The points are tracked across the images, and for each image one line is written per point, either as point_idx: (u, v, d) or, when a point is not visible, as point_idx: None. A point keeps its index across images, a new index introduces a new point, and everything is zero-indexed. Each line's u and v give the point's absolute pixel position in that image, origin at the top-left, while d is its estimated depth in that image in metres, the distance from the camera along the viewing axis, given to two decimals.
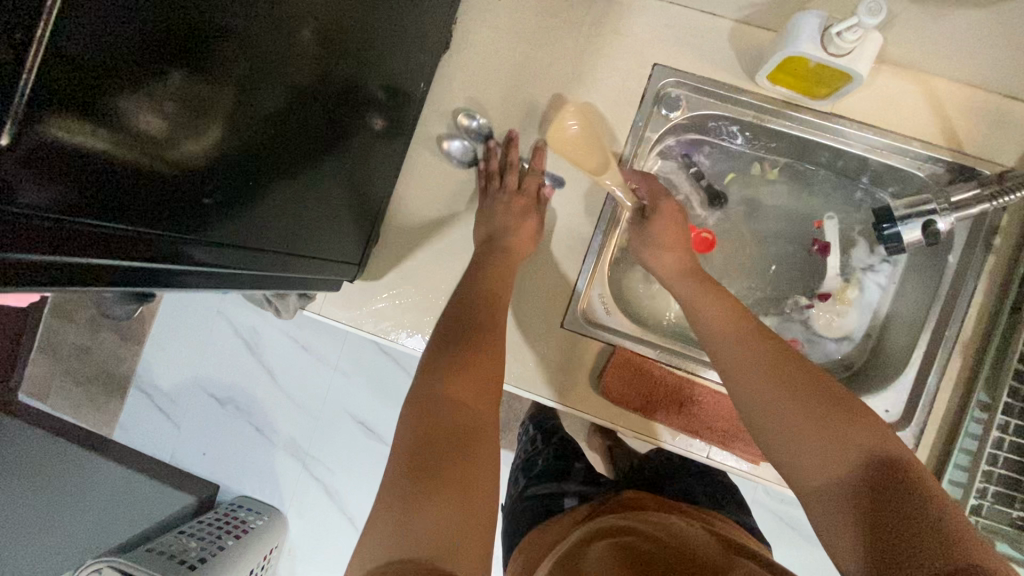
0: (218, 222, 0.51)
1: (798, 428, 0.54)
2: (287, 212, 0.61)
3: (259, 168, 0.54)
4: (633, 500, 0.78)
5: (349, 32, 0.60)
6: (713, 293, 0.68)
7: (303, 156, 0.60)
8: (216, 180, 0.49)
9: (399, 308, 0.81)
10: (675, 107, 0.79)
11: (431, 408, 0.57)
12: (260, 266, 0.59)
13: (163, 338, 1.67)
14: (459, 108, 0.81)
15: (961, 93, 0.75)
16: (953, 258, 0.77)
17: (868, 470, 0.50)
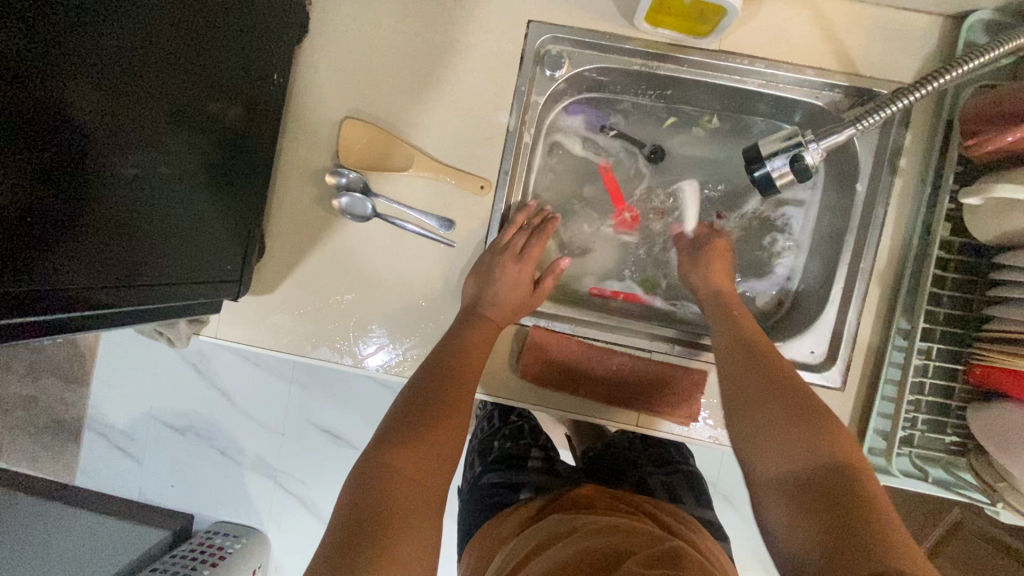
0: (53, 259, 0.47)
1: (785, 434, 0.55)
2: (151, 240, 0.57)
3: (96, 203, 0.50)
4: (585, 498, 0.76)
5: (189, 42, 0.54)
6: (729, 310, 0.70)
7: (157, 182, 0.56)
8: (38, 225, 0.45)
9: (301, 319, 0.76)
10: (558, 65, 0.74)
11: (379, 475, 0.56)
12: (122, 299, 0.55)
13: (107, 375, 1.60)
14: (332, 96, 0.75)
15: (851, 10, 0.71)
16: (862, 186, 0.74)
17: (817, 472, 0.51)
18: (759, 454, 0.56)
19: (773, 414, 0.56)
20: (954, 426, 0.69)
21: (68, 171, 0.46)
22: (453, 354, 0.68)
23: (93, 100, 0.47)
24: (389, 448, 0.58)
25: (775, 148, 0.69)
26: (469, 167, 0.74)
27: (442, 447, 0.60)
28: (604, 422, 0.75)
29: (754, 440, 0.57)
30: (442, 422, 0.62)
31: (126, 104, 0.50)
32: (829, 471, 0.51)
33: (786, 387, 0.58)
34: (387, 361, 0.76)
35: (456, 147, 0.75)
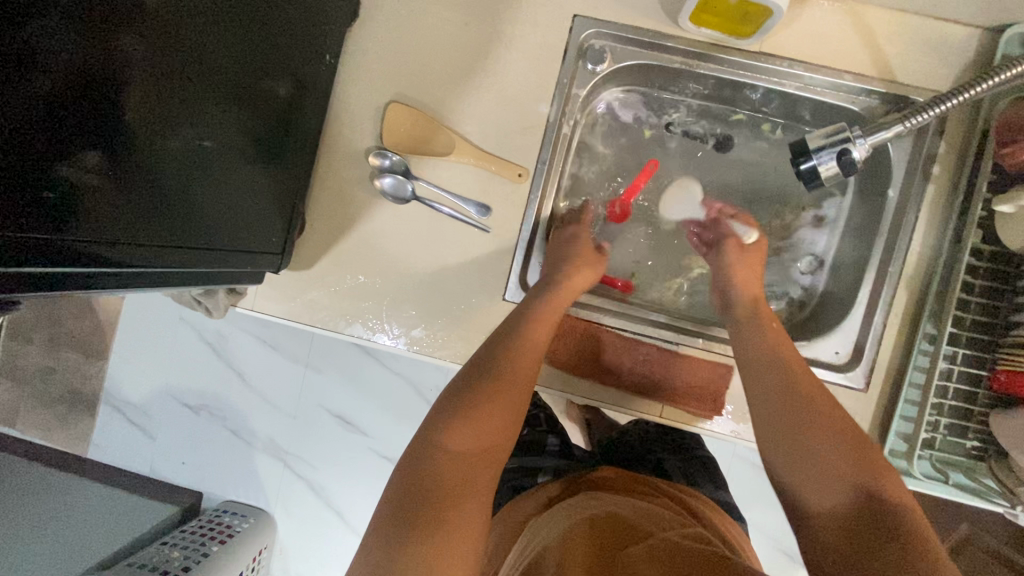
0: (120, 224, 0.50)
1: (834, 458, 0.56)
2: (204, 210, 0.59)
3: (147, 165, 0.51)
4: (606, 478, 0.76)
5: (243, 19, 0.57)
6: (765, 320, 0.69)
7: (206, 152, 0.57)
8: (102, 184, 0.47)
9: (336, 296, 0.78)
10: (601, 59, 0.76)
11: (440, 450, 0.56)
12: (178, 265, 0.58)
13: (127, 350, 1.62)
14: (378, 81, 0.77)
15: (892, 19, 0.72)
16: (894, 192, 0.75)
17: (866, 501, 0.53)
18: (799, 485, 0.57)
19: (822, 446, 0.57)
20: (975, 431, 0.69)
21: (123, 130, 0.48)
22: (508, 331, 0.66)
23: (153, 75, 0.49)
24: (444, 423, 0.58)
25: (822, 143, 0.70)
26: (509, 155, 0.76)
27: (498, 413, 0.60)
28: (629, 411, 0.75)
29: (799, 464, 0.57)
30: (498, 388, 0.61)
31: (180, 72, 0.51)
32: (878, 506, 0.53)
33: (835, 420, 0.58)
34: (418, 341, 0.78)
35: (497, 135, 0.76)
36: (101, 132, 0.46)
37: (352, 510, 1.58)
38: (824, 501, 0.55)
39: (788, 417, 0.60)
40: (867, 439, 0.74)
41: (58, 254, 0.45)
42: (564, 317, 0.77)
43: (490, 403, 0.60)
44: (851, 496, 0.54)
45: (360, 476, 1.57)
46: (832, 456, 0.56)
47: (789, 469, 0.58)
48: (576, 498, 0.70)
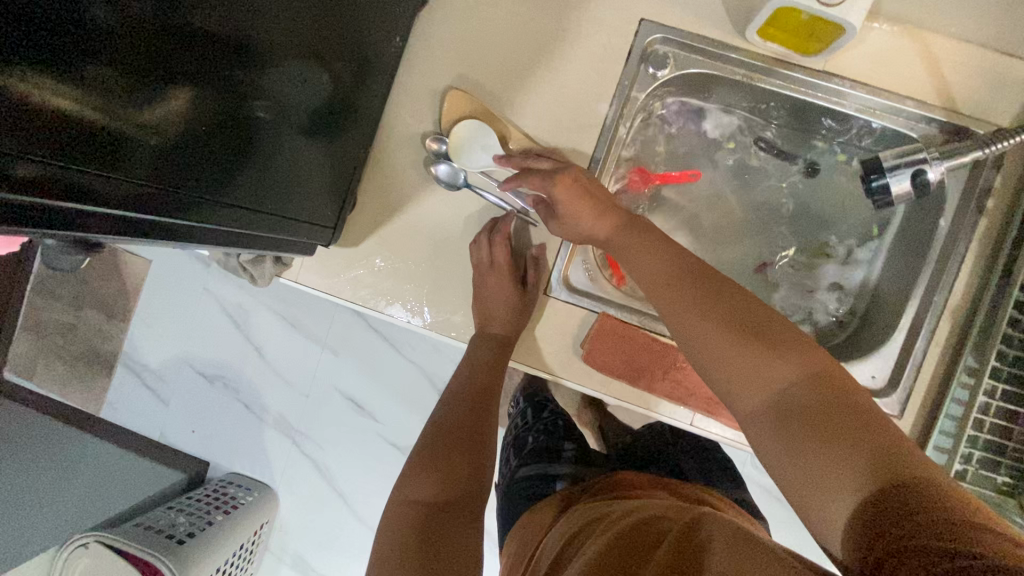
0: (198, 179, 0.51)
1: (775, 364, 0.49)
2: (269, 173, 0.61)
3: (221, 125, 0.52)
4: (618, 479, 0.78)
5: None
6: (648, 246, 0.64)
7: (270, 118, 0.58)
8: (188, 140, 0.49)
9: (378, 275, 0.79)
10: (663, 64, 0.76)
11: (410, 500, 0.71)
12: (240, 225, 0.60)
13: (150, 315, 1.64)
14: (440, 68, 0.78)
15: (959, 49, 0.72)
16: (945, 221, 0.74)
17: (808, 392, 0.47)
18: (748, 375, 0.50)
19: (757, 363, 0.50)
20: (1007, 466, 0.70)
21: (206, 89, 0.49)
22: (456, 382, 0.85)
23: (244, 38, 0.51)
24: (414, 478, 0.74)
25: (897, 163, 0.70)
26: (563, 152, 0.77)
27: (455, 456, 0.76)
28: (658, 415, 0.77)
29: (727, 366, 0.52)
30: (448, 438, 0.79)
31: (261, 39, 0.53)
32: (810, 395, 0.47)
33: (730, 329, 0.52)
34: (456, 327, 0.80)
35: (553, 132, 0.77)
36: (187, 89, 0.47)
37: (356, 493, 1.59)
38: (747, 403, 0.50)
39: (706, 345, 0.53)
40: None
41: (131, 199, 0.45)
42: (605, 317, 0.76)
43: (443, 448, 0.77)
44: (780, 393, 0.48)
45: (367, 460, 1.58)
46: (775, 354, 0.49)
47: (718, 374, 0.52)
48: (590, 510, 0.69)
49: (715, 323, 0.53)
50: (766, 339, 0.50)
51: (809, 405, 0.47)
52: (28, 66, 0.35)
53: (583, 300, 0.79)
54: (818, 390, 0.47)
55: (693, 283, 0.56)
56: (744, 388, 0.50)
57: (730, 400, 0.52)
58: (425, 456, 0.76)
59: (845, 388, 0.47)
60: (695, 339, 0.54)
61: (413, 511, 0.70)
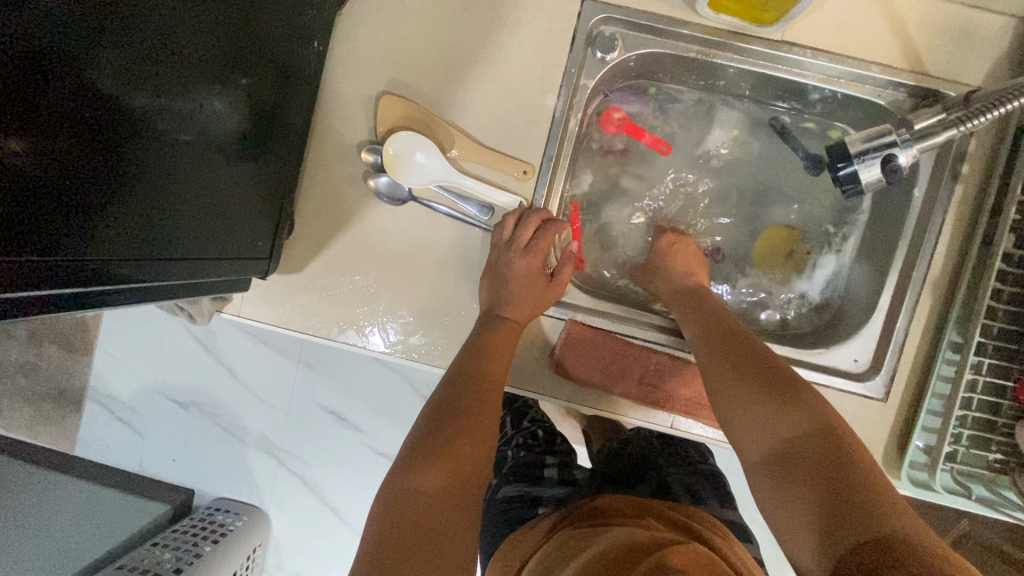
0: (104, 239, 0.46)
1: (784, 422, 0.54)
2: (193, 218, 0.55)
3: (124, 169, 0.46)
4: (607, 507, 0.72)
5: (226, 4, 0.52)
6: (701, 298, 0.70)
7: (188, 158, 0.53)
8: (81, 201, 0.43)
9: (328, 300, 0.73)
10: (611, 46, 0.71)
11: (412, 492, 0.55)
12: (163, 278, 0.54)
13: (112, 346, 1.56)
14: (372, 70, 0.71)
15: (924, 5, 0.67)
16: (919, 193, 0.71)
17: (811, 444, 0.52)
18: (756, 428, 0.56)
19: (754, 398, 0.57)
20: (999, 443, 0.66)
21: (99, 141, 0.43)
22: (462, 359, 0.65)
23: (128, 75, 0.44)
24: (418, 465, 0.57)
25: (864, 148, 0.64)
26: (513, 151, 0.72)
27: (471, 449, 0.59)
28: (634, 421, 0.72)
29: (744, 428, 0.57)
30: (470, 427, 0.61)
31: (157, 64, 0.47)
32: (818, 446, 0.52)
33: (759, 381, 0.58)
34: (416, 349, 0.73)
35: (500, 130, 0.71)
36: (72, 134, 0.41)
37: (347, 507, 1.55)
38: (752, 453, 0.56)
39: (731, 403, 0.58)
40: (885, 451, 0.71)
41: (20, 274, 0.39)
42: (571, 323, 0.72)
43: (462, 437, 0.60)
44: (783, 443, 0.54)
45: (354, 474, 1.54)
46: (772, 403, 0.56)
47: (732, 433, 0.58)
48: (567, 538, 0.65)
49: (746, 384, 0.58)
50: (793, 390, 0.56)
51: (792, 442, 0.53)
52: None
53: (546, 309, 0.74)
54: (820, 431, 0.53)
55: (727, 337, 0.63)
56: (742, 414, 0.57)
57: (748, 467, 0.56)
58: (441, 441, 0.59)
59: (829, 427, 0.53)
60: (724, 413, 0.59)
61: (411, 504, 0.54)
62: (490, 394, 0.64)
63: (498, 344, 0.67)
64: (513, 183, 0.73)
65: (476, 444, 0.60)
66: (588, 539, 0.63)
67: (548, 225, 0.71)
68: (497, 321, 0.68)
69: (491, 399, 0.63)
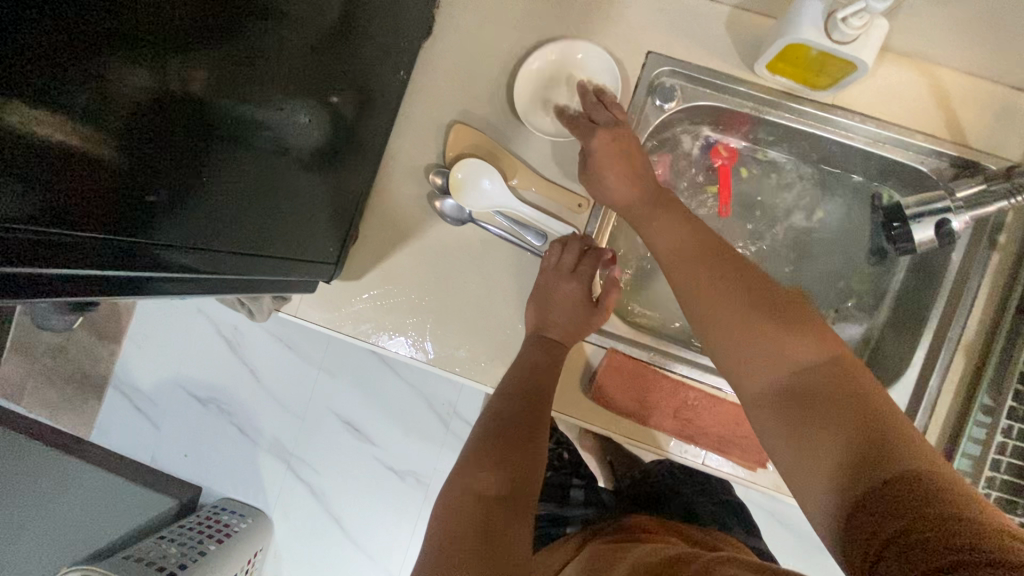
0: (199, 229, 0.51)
1: (800, 339, 0.51)
2: (273, 218, 0.60)
3: (213, 168, 0.50)
4: (639, 523, 0.73)
5: (320, 32, 0.57)
6: (670, 210, 0.66)
7: (277, 164, 0.58)
8: (187, 195, 0.48)
9: (380, 309, 0.77)
10: (670, 96, 0.76)
11: (474, 493, 0.58)
12: (242, 271, 0.59)
13: (143, 336, 1.61)
14: (445, 100, 0.77)
15: (968, 84, 0.72)
16: (956, 256, 0.73)
17: (826, 364, 0.49)
18: (780, 363, 0.50)
19: (783, 351, 0.51)
20: None
21: (211, 144, 0.49)
22: (512, 373, 0.69)
23: (243, 88, 0.50)
24: (477, 471, 0.60)
25: (918, 211, 0.69)
26: (569, 185, 0.76)
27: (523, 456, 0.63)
28: (666, 453, 0.74)
29: (733, 342, 0.54)
30: (522, 435, 0.64)
31: (264, 81, 0.52)
32: (849, 379, 0.48)
33: (741, 294, 0.55)
34: (460, 363, 0.76)
35: (559, 165, 0.76)
36: (189, 134, 0.46)
37: (353, 519, 1.54)
38: (759, 378, 0.52)
39: (722, 321, 0.55)
40: None
41: (111, 254, 0.43)
42: (613, 352, 0.74)
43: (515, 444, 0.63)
44: (786, 379, 0.50)
45: (363, 486, 1.54)
46: (732, 314, 0.54)
47: (722, 348, 0.55)
48: (595, 553, 0.66)
49: (735, 296, 0.55)
50: (790, 312, 0.53)
51: (795, 324, 0.52)
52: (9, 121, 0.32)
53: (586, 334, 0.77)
54: (842, 384, 0.47)
55: (734, 272, 0.57)
56: (757, 359, 0.52)
57: (729, 368, 0.54)
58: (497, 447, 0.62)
59: (860, 391, 0.47)
60: (710, 309, 0.56)
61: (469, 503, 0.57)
62: (539, 403, 0.67)
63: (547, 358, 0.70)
64: (566, 214, 0.77)
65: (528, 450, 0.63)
66: (617, 553, 0.63)
67: (589, 252, 0.75)
68: (546, 342, 0.71)
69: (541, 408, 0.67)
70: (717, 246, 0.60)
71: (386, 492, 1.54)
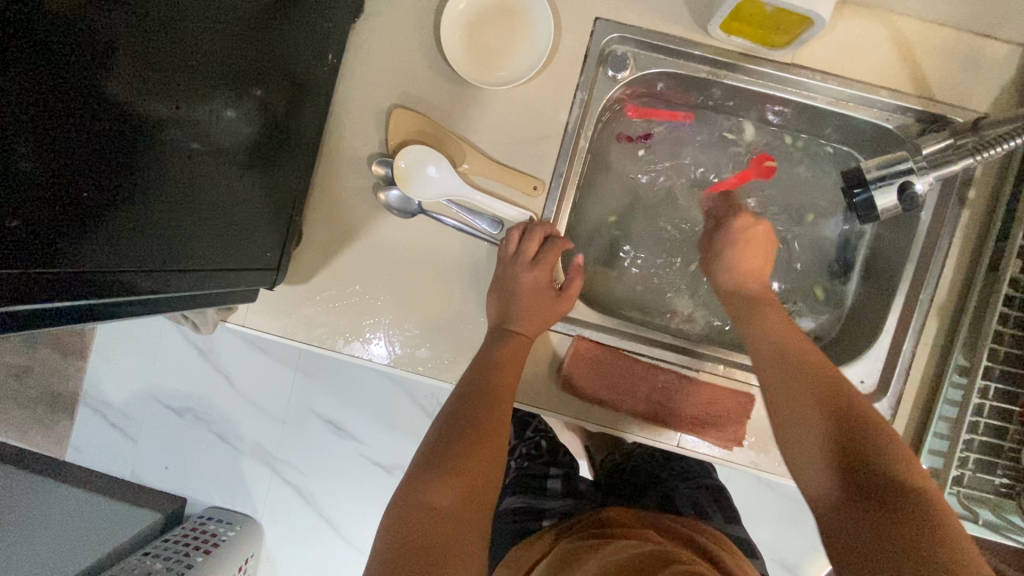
0: (116, 249, 0.46)
1: (864, 454, 0.52)
2: (203, 230, 0.55)
3: (121, 176, 0.44)
4: (613, 517, 0.71)
5: (234, 14, 0.51)
6: (773, 311, 0.66)
7: (204, 172, 0.53)
8: (94, 212, 0.43)
9: (333, 313, 0.73)
10: (622, 65, 0.72)
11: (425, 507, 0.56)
12: (173, 289, 0.53)
13: (109, 351, 1.55)
14: (385, 84, 0.72)
15: (933, 33, 0.68)
16: (925, 214, 0.71)
17: (882, 490, 0.50)
18: (829, 471, 0.53)
19: (806, 403, 0.57)
20: (1005, 467, 0.66)
21: (115, 154, 0.44)
22: (473, 375, 0.65)
23: (146, 89, 0.45)
24: (427, 479, 0.58)
25: (881, 174, 0.64)
26: (523, 167, 0.72)
27: (479, 464, 0.60)
28: (635, 436, 0.72)
29: (806, 449, 0.56)
30: (479, 438, 0.62)
31: (176, 81, 0.47)
32: (903, 495, 0.49)
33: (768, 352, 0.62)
34: (422, 362, 0.73)
35: (511, 145, 0.72)
36: (84, 144, 0.41)
37: (342, 518, 1.52)
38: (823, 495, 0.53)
39: (797, 429, 0.57)
40: None
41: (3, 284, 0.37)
42: (580, 339, 0.72)
43: (472, 447, 0.61)
44: (812, 433, 0.56)
45: (350, 485, 1.52)
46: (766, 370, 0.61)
47: (794, 444, 0.57)
48: (565, 552, 0.64)
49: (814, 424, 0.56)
50: (883, 443, 0.52)
51: (855, 415, 0.55)
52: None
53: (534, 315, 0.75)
54: (908, 504, 0.48)
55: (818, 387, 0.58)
56: (793, 423, 0.58)
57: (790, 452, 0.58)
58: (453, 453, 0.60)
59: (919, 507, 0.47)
60: (785, 416, 0.59)
61: (429, 513, 0.56)
62: (499, 406, 0.64)
63: (509, 354, 0.67)
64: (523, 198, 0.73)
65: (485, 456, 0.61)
66: (584, 553, 0.62)
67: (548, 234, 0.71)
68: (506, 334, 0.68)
69: (500, 412, 0.64)
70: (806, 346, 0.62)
71: (375, 489, 1.52)
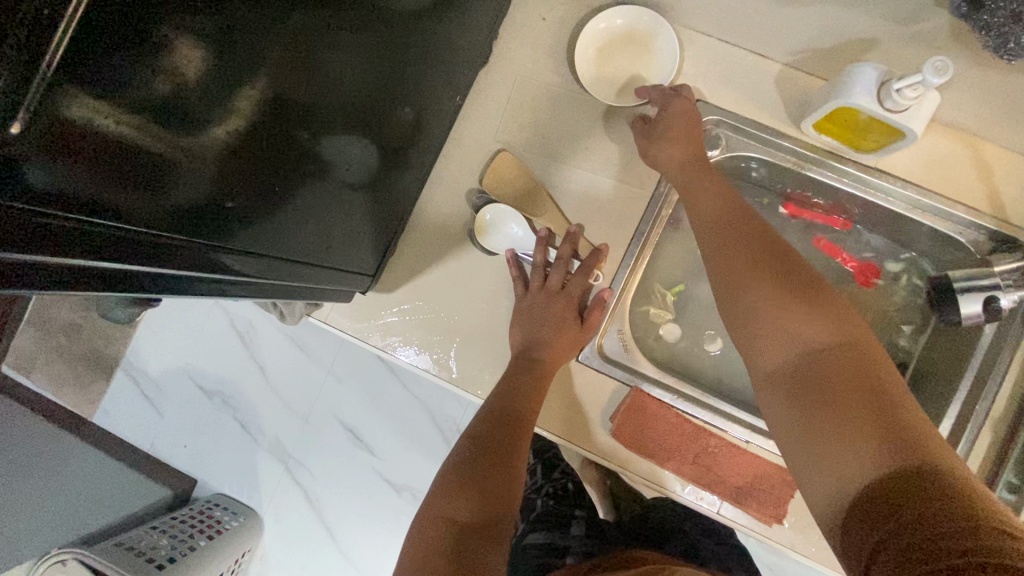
0: (258, 235, 0.49)
1: (814, 324, 0.52)
2: (317, 231, 0.58)
3: (284, 170, 0.48)
4: (641, 556, 0.73)
5: (397, 44, 0.56)
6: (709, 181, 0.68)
7: (334, 181, 0.57)
8: (257, 201, 0.47)
9: (410, 323, 0.78)
10: (715, 145, 0.78)
11: (454, 513, 0.58)
12: (283, 279, 0.57)
13: (157, 323, 1.55)
14: (496, 127, 0.79)
15: (1013, 162, 0.73)
16: (989, 328, 0.73)
17: (825, 356, 0.50)
18: (780, 340, 0.53)
19: (803, 332, 0.52)
20: None
21: (287, 153, 0.48)
22: (499, 396, 0.70)
23: (323, 102, 0.50)
24: (453, 492, 0.60)
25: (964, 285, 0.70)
26: (608, 221, 0.78)
27: (501, 476, 0.62)
28: (677, 497, 0.73)
29: (754, 323, 0.55)
30: (500, 450, 0.65)
31: (342, 98, 0.52)
32: (847, 359, 0.49)
33: (760, 270, 0.57)
34: (483, 385, 0.77)
35: (600, 199, 0.78)
36: (271, 141, 0.45)
37: (345, 532, 1.45)
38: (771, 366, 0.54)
39: (749, 305, 0.56)
40: None
41: (179, 248, 0.41)
42: (637, 393, 0.74)
43: (495, 458, 0.64)
44: (800, 358, 0.52)
45: (354, 500, 1.45)
46: (756, 288, 0.56)
47: (740, 318, 0.57)
48: None
49: (766, 289, 0.56)
50: (821, 302, 0.53)
51: (806, 283, 0.55)
52: (77, 94, 0.29)
53: (593, 361, 0.77)
54: (853, 367, 0.49)
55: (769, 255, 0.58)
56: (779, 354, 0.53)
57: (737, 328, 0.57)
58: (473, 462, 0.64)
59: (869, 378, 0.48)
60: (730, 291, 0.58)
61: (445, 531, 0.57)
62: (517, 421, 0.68)
63: (536, 379, 0.71)
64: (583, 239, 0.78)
65: (506, 466, 0.64)
66: None
67: (589, 263, 0.76)
68: (534, 363, 0.72)
69: (515, 427, 0.68)
70: (733, 215, 0.63)
71: (379, 508, 1.45)
